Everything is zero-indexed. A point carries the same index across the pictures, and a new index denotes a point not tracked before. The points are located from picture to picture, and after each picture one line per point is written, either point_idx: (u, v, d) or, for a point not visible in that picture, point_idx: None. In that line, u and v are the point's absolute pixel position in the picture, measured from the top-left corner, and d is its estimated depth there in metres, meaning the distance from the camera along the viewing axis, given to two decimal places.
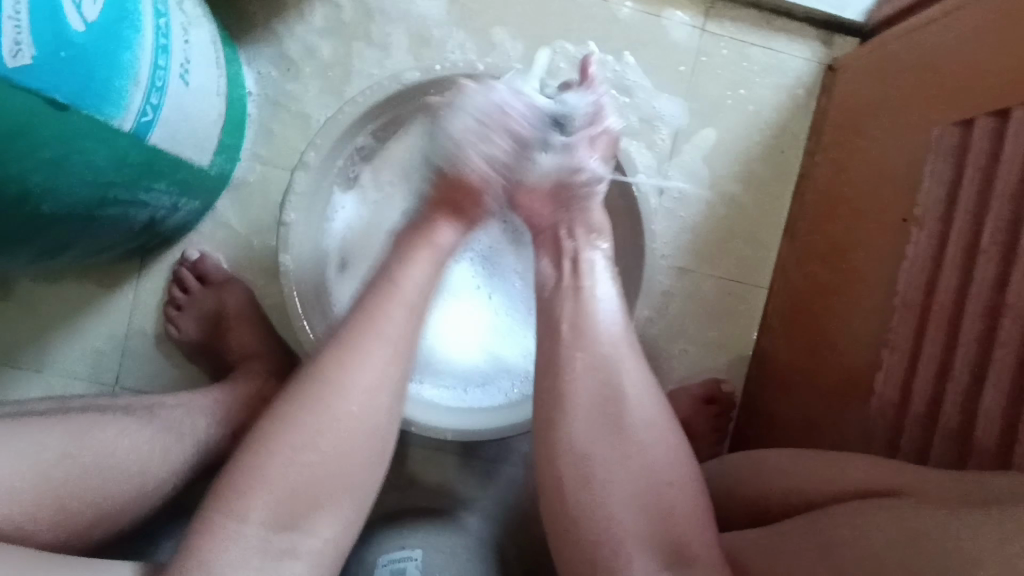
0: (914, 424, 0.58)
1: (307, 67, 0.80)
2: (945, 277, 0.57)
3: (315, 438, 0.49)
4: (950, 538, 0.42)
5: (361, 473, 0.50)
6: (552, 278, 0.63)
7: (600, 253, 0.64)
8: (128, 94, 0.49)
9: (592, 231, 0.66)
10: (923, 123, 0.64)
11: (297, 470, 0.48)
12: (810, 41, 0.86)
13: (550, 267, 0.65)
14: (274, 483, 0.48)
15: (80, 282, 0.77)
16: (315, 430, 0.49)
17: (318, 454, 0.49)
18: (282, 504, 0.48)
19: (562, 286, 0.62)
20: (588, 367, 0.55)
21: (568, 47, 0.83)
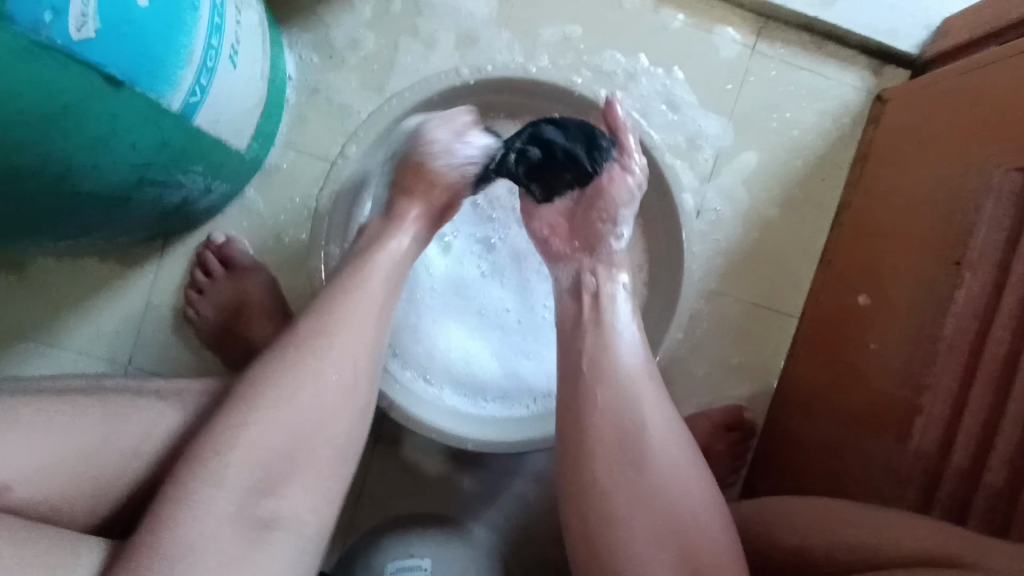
0: (955, 475, 0.57)
1: (349, 56, 0.78)
2: (997, 326, 0.56)
3: (302, 388, 0.48)
4: None
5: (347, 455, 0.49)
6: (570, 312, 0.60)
7: (621, 286, 0.61)
8: (180, 74, 0.47)
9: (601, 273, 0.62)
10: (982, 165, 0.63)
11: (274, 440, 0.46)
12: (860, 70, 0.85)
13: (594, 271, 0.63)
14: (252, 448, 0.46)
15: (101, 258, 0.75)
16: (302, 382, 0.48)
17: (302, 402, 0.48)
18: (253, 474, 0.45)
19: (579, 324, 0.58)
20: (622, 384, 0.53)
21: (617, 57, 0.82)
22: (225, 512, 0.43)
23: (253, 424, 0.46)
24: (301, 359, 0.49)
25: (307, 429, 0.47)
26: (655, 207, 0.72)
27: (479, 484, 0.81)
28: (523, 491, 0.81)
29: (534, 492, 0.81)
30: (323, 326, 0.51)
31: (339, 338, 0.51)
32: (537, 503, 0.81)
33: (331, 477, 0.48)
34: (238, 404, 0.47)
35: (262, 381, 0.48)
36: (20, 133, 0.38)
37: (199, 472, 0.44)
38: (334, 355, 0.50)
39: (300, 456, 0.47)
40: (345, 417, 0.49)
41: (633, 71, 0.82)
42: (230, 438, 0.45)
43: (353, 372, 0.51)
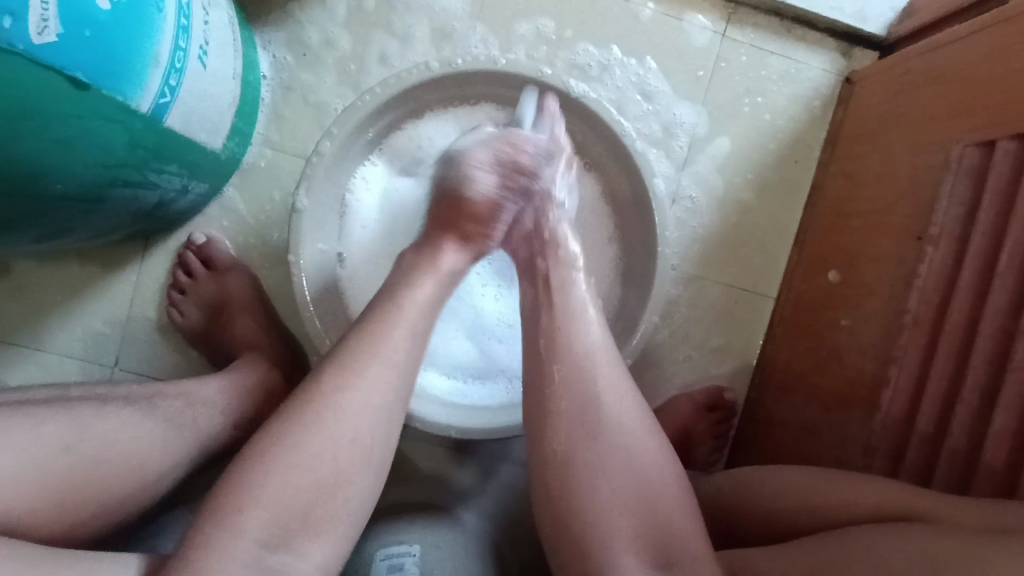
0: (920, 443, 0.59)
1: (322, 53, 0.78)
2: (957, 297, 0.58)
3: (322, 447, 0.48)
4: (956, 560, 0.42)
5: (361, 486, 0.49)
6: (529, 295, 0.61)
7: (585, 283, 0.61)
8: (148, 75, 0.48)
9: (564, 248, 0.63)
10: (943, 142, 0.64)
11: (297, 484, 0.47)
12: (829, 53, 0.86)
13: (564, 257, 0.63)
14: (276, 490, 0.46)
15: (81, 262, 0.75)
16: (322, 441, 0.48)
17: (325, 449, 0.48)
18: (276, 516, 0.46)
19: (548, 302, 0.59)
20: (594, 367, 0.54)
21: (591, 50, 0.83)
22: (247, 556, 0.44)
23: (271, 481, 0.46)
24: (323, 419, 0.49)
25: (326, 486, 0.48)
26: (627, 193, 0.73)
27: (467, 471, 0.82)
28: (510, 477, 0.82)
29: (521, 478, 0.82)
30: (341, 379, 0.50)
31: (360, 398, 0.50)
32: (525, 489, 0.82)
33: (349, 526, 0.49)
34: (258, 457, 0.47)
35: (280, 436, 0.48)
36: None
37: (224, 519, 0.45)
38: (354, 412, 0.50)
39: (320, 511, 0.47)
40: (363, 471, 0.49)
41: (607, 63, 0.83)
42: (252, 490, 0.46)
43: (374, 429, 0.50)
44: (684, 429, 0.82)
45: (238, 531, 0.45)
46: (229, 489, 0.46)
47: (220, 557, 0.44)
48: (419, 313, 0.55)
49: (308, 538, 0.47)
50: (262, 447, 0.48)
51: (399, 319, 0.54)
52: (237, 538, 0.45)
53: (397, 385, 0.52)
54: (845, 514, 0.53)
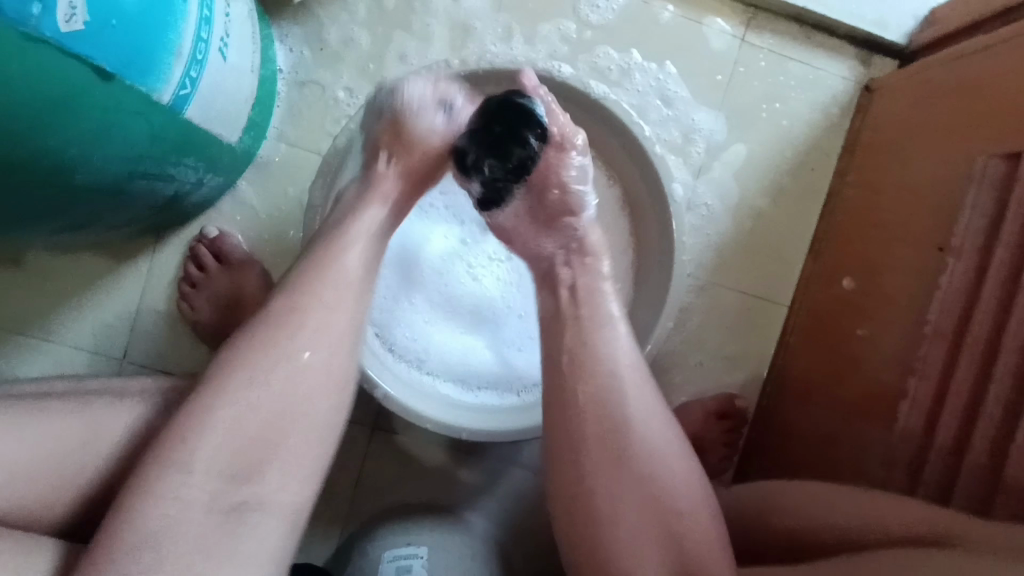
0: (940, 457, 0.58)
1: (339, 49, 0.78)
2: (980, 310, 0.57)
3: (278, 370, 0.48)
4: None
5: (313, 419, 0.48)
6: (548, 305, 0.59)
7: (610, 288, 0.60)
8: (170, 66, 0.47)
9: (588, 256, 0.61)
10: (966, 153, 0.64)
11: (231, 427, 0.46)
12: (849, 60, 0.85)
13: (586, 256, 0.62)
14: (221, 434, 0.46)
15: (93, 253, 0.75)
16: (278, 364, 0.48)
17: (271, 390, 0.47)
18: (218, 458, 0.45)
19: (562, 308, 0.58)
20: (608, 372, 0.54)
21: (611, 53, 0.82)
22: (198, 491, 0.44)
23: (227, 408, 0.46)
24: (276, 346, 0.49)
25: (279, 419, 0.47)
26: (644, 196, 0.73)
27: (476, 473, 0.82)
28: (518, 481, 0.82)
29: (529, 482, 0.82)
30: (294, 302, 0.51)
31: (313, 320, 0.50)
32: (533, 492, 0.82)
33: (309, 465, 0.48)
34: (215, 382, 0.47)
35: (235, 362, 0.48)
36: (14, 128, 0.38)
37: (176, 449, 0.45)
38: (297, 360, 0.49)
39: (273, 442, 0.47)
40: (322, 402, 0.49)
41: (627, 67, 0.82)
42: (194, 441, 0.45)
43: (314, 374, 0.49)
44: (695, 436, 0.82)
45: (189, 465, 0.44)
46: (184, 412, 0.46)
47: (170, 487, 0.44)
48: (367, 236, 0.57)
49: (262, 472, 0.46)
50: (215, 374, 0.48)
51: (352, 239, 0.56)
52: (186, 469, 0.44)
53: (354, 311, 0.53)
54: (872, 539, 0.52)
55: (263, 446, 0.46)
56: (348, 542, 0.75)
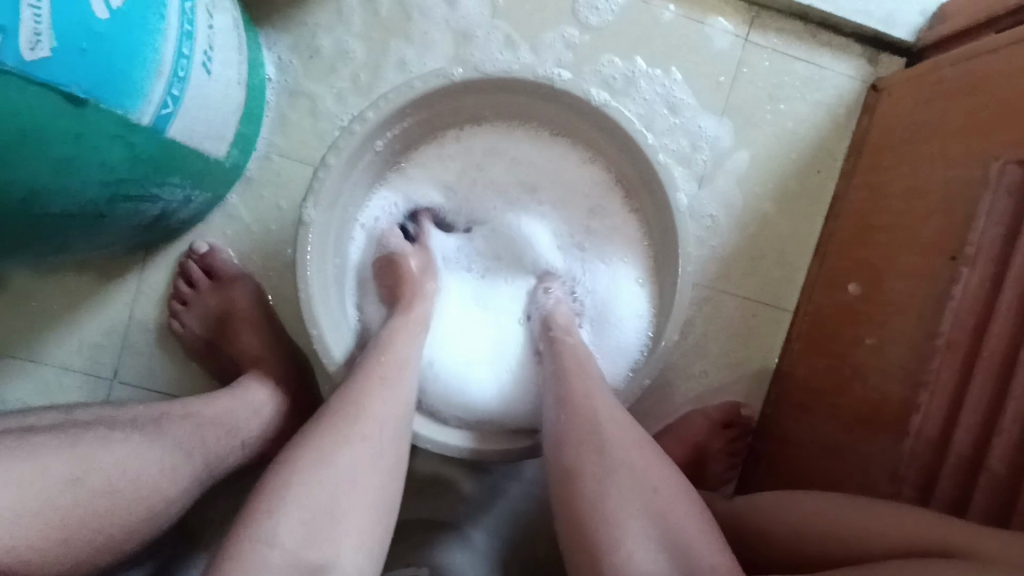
0: (953, 474, 0.56)
1: (330, 57, 0.75)
2: (996, 323, 0.55)
3: (354, 442, 0.51)
4: None
5: (380, 486, 0.51)
6: None
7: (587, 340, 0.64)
8: (149, 86, 0.45)
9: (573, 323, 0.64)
10: (978, 158, 0.62)
11: (312, 499, 0.48)
12: (854, 58, 0.83)
13: None
14: (296, 506, 0.48)
15: (78, 271, 0.73)
16: (354, 433, 0.51)
17: (343, 465, 0.50)
18: (297, 531, 0.47)
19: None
20: None
21: (615, 61, 0.80)
22: (283, 566, 0.46)
23: (304, 483, 0.48)
24: (341, 426, 0.51)
25: (352, 488, 0.49)
26: (645, 207, 0.70)
27: (478, 488, 0.80)
28: (520, 494, 0.80)
29: (531, 496, 0.80)
30: (358, 390, 0.54)
31: (378, 405, 0.53)
32: (535, 506, 0.80)
33: (375, 533, 0.50)
34: (288, 463, 0.50)
35: (308, 447, 0.50)
36: None
37: (251, 534, 0.46)
38: (368, 434, 0.52)
39: (350, 510, 0.49)
40: (381, 475, 0.51)
41: (632, 75, 0.80)
42: (273, 517, 0.47)
43: (384, 444, 0.52)
44: (699, 447, 0.80)
45: (272, 541, 0.46)
46: (266, 488, 0.48)
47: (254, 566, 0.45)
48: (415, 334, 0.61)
49: (337, 541, 0.48)
50: (284, 457, 0.50)
51: (401, 334, 0.60)
52: (268, 544, 0.46)
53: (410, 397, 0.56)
54: (871, 546, 0.51)
55: (338, 514, 0.48)
56: None
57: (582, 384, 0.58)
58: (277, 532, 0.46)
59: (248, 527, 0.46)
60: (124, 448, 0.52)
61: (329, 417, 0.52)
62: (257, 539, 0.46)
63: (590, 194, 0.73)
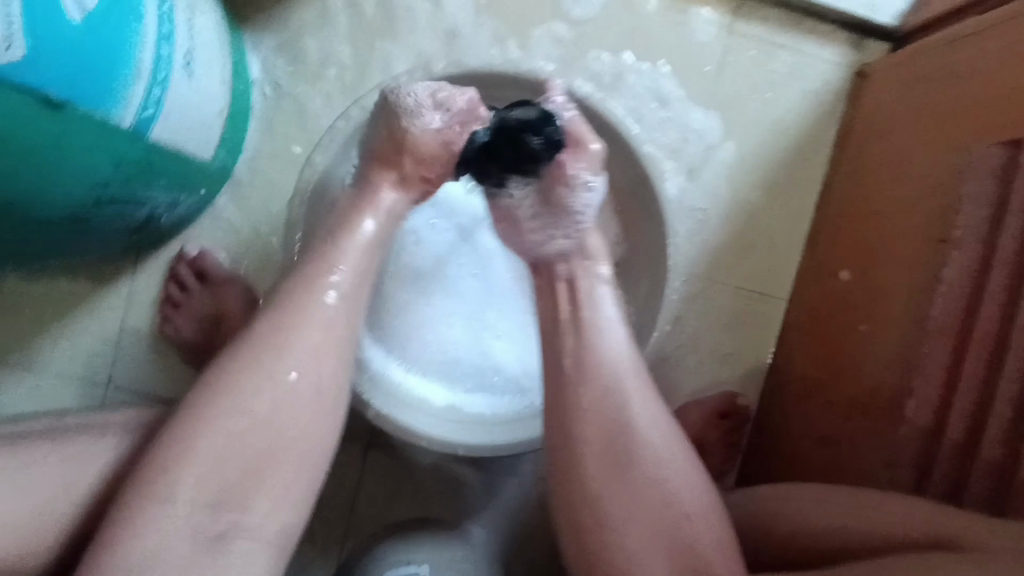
0: (947, 456, 0.56)
1: (317, 59, 0.75)
2: (986, 303, 0.55)
3: (270, 380, 0.47)
4: None
5: (305, 431, 0.48)
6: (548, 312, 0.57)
7: (600, 274, 0.58)
8: (129, 87, 0.45)
9: (588, 258, 0.59)
10: (965, 140, 0.61)
11: (221, 451, 0.45)
12: (840, 45, 0.83)
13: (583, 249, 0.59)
14: (201, 462, 0.45)
15: (70, 277, 0.73)
16: (268, 384, 0.47)
17: (257, 409, 0.47)
18: (202, 486, 0.45)
19: (559, 317, 0.56)
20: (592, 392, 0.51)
21: (603, 57, 0.80)
22: (183, 525, 0.44)
23: (215, 431, 0.46)
24: (263, 362, 0.48)
25: (261, 442, 0.46)
26: (633, 199, 0.70)
27: (478, 486, 0.81)
28: (517, 491, 0.80)
29: (527, 493, 0.80)
30: (281, 324, 0.49)
31: (298, 339, 0.49)
32: (533, 500, 0.80)
33: (295, 489, 0.47)
34: (197, 408, 0.46)
35: (220, 387, 0.47)
36: None
37: (161, 486, 0.44)
38: (283, 369, 0.48)
39: (260, 464, 0.46)
40: (306, 425, 0.48)
41: (620, 71, 0.80)
42: (170, 470, 0.44)
43: (311, 377, 0.49)
44: (696, 438, 0.80)
45: (170, 497, 0.44)
46: (171, 436, 0.45)
47: (156, 523, 0.43)
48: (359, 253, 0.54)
49: (245, 501, 0.46)
50: (199, 406, 0.46)
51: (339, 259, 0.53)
52: (172, 499, 0.44)
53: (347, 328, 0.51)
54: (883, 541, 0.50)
55: (247, 467, 0.46)
56: (346, 565, 0.73)
57: (610, 348, 0.53)
58: (177, 488, 0.44)
59: (145, 480, 0.44)
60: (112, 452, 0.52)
61: (246, 348, 0.48)
62: (156, 496, 0.44)
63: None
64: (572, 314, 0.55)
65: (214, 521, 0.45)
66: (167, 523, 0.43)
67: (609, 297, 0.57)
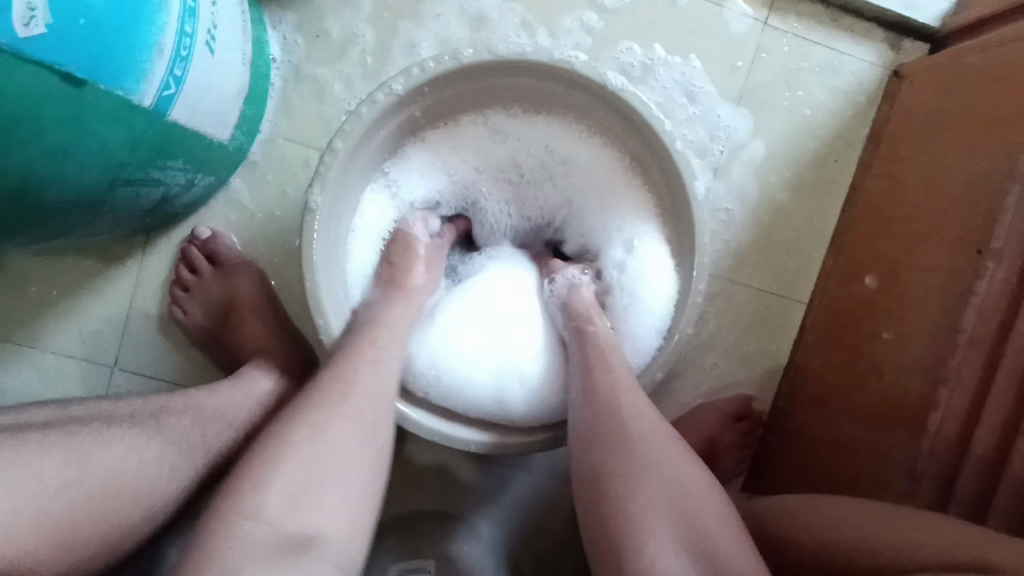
0: (974, 473, 0.55)
1: (338, 39, 0.73)
2: (1023, 318, 0.53)
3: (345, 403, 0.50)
4: None
5: (372, 452, 0.50)
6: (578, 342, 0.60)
7: None
8: (151, 65, 0.43)
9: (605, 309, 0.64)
10: (1007, 149, 0.59)
11: (299, 467, 0.46)
12: (876, 44, 0.81)
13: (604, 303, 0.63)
14: (283, 477, 0.46)
15: (80, 255, 0.71)
16: (330, 424, 0.49)
17: (332, 428, 0.49)
18: (282, 501, 0.45)
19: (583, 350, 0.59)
20: None
21: (634, 49, 0.78)
22: (265, 539, 0.44)
23: (294, 450, 0.47)
24: (335, 391, 0.51)
25: (335, 459, 0.48)
26: (660, 198, 0.69)
27: (489, 481, 0.80)
28: (527, 487, 0.80)
29: (536, 490, 0.79)
30: (355, 361, 0.53)
31: (371, 369, 0.53)
32: (543, 498, 0.79)
33: (365, 509, 0.48)
34: (275, 434, 0.49)
35: (297, 414, 0.49)
36: None
37: (243, 503, 0.45)
38: (357, 394, 0.51)
39: (334, 479, 0.47)
40: (374, 446, 0.50)
41: (650, 63, 0.78)
42: (254, 487, 0.45)
43: (377, 402, 0.51)
44: (710, 441, 0.79)
45: (256, 511, 0.45)
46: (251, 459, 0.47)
47: (241, 539, 0.44)
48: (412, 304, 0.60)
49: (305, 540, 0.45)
50: (274, 435, 0.48)
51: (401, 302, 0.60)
52: (258, 511, 0.45)
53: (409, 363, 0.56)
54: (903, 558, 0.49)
55: (322, 483, 0.47)
56: None
57: (619, 375, 0.56)
58: (262, 503, 0.45)
59: (228, 499, 0.45)
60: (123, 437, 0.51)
61: (324, 379, 0.51)
62: (243, 512, 0.45)
63: (604, 183, 0.70)
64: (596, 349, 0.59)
65: (294, 537, 0.45)
66: (246, 538, 0.44)
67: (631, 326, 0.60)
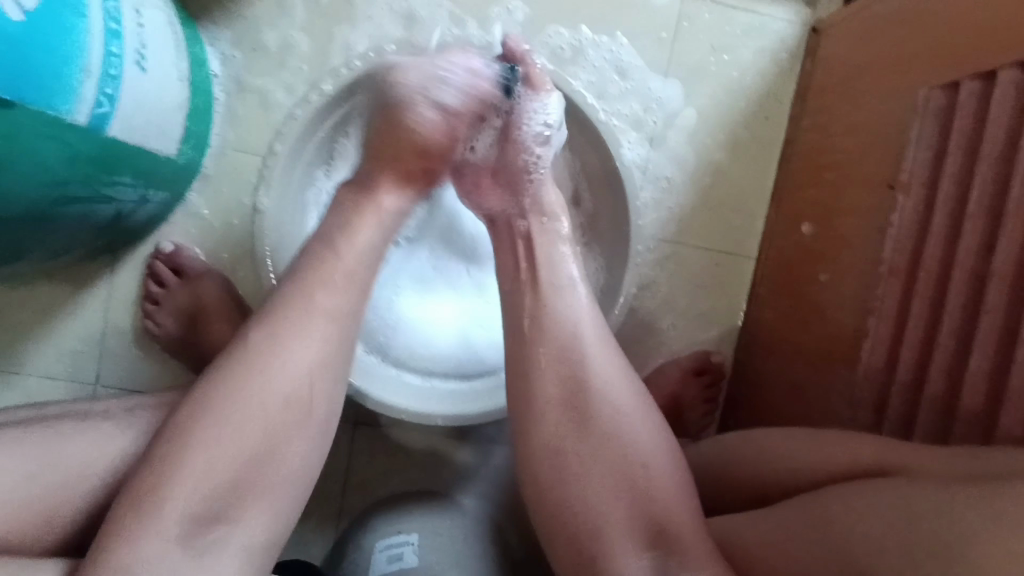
0: (902, 393, 0.58)
1: (276, 50, 0.76)
2: (931, 242, 0.57)
3: (266, 389, 0.48)
4: (916, 512, 0.42)
5: (303, 440, 0.49)
6: (507, 266, 0.59)
7: (560, 235, 0.60)
8: (80, 84, 0.46)
9: (545, 216, 0.61)
10: (908, 87, 0.63)
11: (213, 461, 0.46)
12: (793, 3, 0.84)
13: (542, 216, 0.61)
14: (195, 473, 0.45)
15: (50, 280, 0.75)
16: (244, 414, 0.47)
17: (248, 420, 0.47)
18: (194, 497, 0.45)
19: (519, 278, 0.57)
20: (555, 355, 0.53)
21: (562, 32, 0.81)
22: (172, 535, 0.44)
23: (207, 444, 0.46)
24: (253, 377, 0.48)
25: (253, 453, 0.47)
26: (596, 168, 0.72)
27: (468, 457, 0.83)
28: (504, 459, 0.83)
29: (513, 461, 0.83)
30: (275, 334, 0.50)
31: (296, 351, 0.50)
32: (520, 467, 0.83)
33: (283, 497, 0.48)
34: (191, 421, 0.47)
35: (214, 402, 0.47)
36: None
37: (150, 497, 0.45)
38: (279, 374, 0.49)
39: (252, 473, 0.47)
40: (301, 434, 0.49)
41: (579, 44, 0.81)
42: (163, 482, 0.45)
43: (301, 380, 0.49)
44: (673, 397, 0.82)
45: (162, 510, 0.44)
46: (164, 451, 0.46)
47: (146, 533, 0.44)
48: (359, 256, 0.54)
49: (241, 509, 0.46)
50: (189, 418, 0.47)
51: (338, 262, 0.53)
52: (163, 508, 0.44)
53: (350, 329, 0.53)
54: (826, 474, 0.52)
55: (237, 478, 0.46)
56: (343, 539, 0.76)
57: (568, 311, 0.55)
58: (167, 500, 0.44)
59: (138, 491, 0.45)
60: (96, 439, 0.54)
61: (242, 355, 0.49)
62: (150, 506, 0.44)
63: None
64: (530, 274, 0.57)
65: (206, 527, 0.45)
66: (153, 534, 0.44)
67: (568, 258, 0.58)
